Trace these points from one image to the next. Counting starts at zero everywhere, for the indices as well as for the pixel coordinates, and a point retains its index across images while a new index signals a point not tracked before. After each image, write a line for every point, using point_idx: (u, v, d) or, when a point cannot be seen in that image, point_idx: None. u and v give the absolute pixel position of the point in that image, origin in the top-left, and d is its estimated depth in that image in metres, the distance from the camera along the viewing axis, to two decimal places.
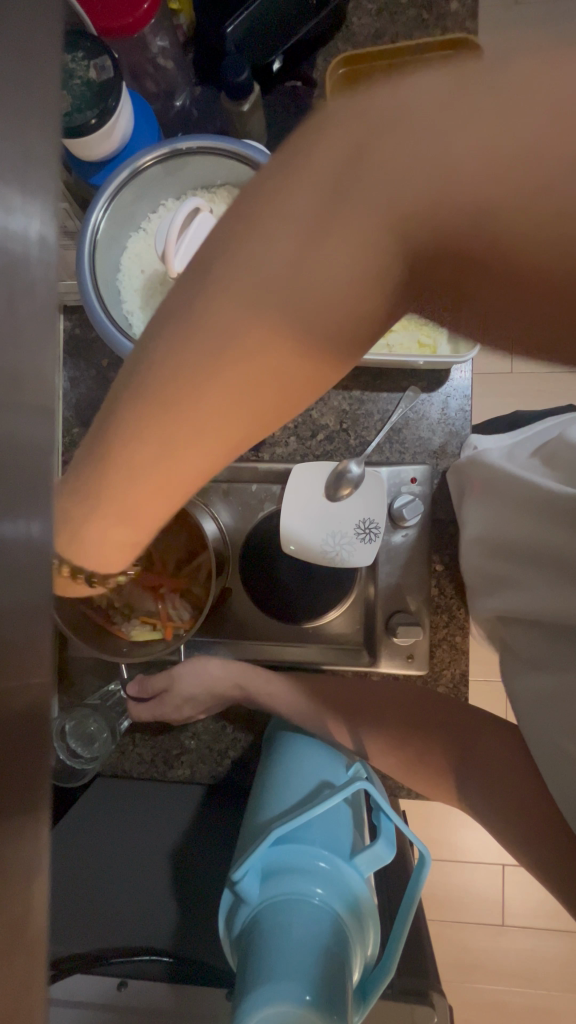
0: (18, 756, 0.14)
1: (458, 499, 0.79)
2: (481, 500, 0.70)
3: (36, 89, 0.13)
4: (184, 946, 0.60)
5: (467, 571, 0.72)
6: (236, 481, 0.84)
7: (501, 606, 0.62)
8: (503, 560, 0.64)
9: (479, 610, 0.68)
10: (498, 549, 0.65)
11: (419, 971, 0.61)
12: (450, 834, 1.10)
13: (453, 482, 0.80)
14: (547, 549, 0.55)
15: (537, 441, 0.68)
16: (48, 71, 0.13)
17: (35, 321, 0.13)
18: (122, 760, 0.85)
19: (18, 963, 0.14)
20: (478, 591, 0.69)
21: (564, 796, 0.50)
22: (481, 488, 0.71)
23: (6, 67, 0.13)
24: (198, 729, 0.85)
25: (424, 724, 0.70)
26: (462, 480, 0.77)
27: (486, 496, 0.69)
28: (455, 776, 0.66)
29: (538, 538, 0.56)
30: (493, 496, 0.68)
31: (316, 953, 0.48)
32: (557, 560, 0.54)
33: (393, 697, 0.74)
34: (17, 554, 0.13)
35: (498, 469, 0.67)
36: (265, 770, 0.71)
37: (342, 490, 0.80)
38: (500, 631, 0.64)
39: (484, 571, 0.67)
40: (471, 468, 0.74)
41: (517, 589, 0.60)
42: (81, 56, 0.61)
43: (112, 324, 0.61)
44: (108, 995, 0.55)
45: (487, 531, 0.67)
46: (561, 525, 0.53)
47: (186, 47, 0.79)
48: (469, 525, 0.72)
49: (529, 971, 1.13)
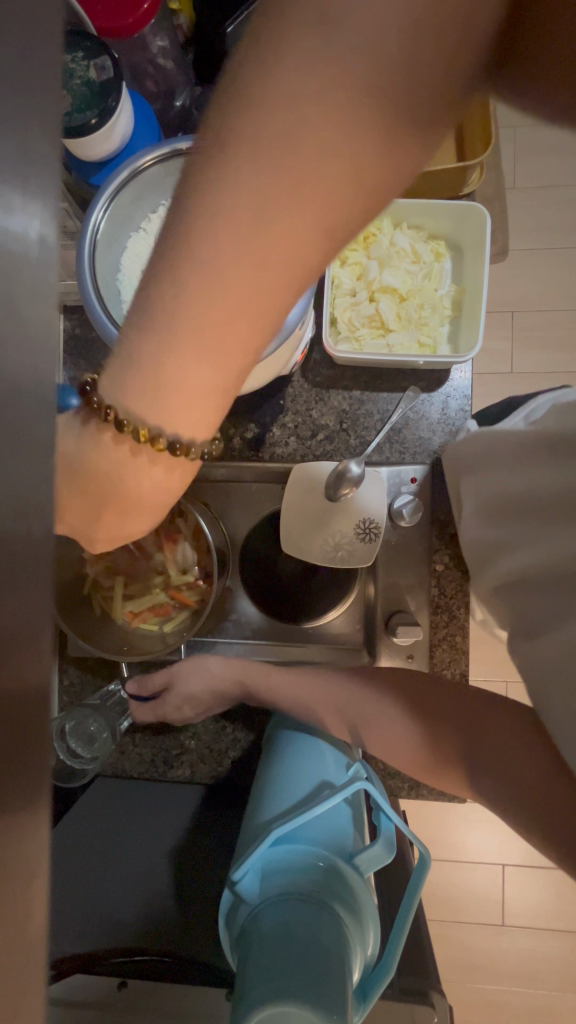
0: (18, 756, 0.14)
1: (453, 484, 0.79)
2: (481, 476, 0.71)
3: (36, 88, 0.13)
4: (184, 948, 0.61)
5: (468, 550, 0.72)
6: (235, 482, 0.84)
7: (500, 574, 0.63)
8: (504, 525, 0.64)
9: (485, 585, 0.68)
10: (500, 517, 0.66)
11: (420, 971, 0.61)
12: (449, 833, 1.10)
13: (447, 466, 0.80)
14: (551, 495, 0.57)
15: (533, 413, 0.69)
16: (48, 67, 0.13)
17: (37, 324, 0.13)
18: (122, 760, 0.85)
19: (17, 964, 0.14)
20: (479, 568, 0.69)
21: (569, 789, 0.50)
22: (480, 466, 0.71)
23: (5, 64, 0.13)
24: (198, 729, 0.84)
25: None
26: (458, 461, 0.77)
27: (484, 471, 0.70)
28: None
29: (543, 498, 0.58)
30: (494, 466, 0.69)
31: (314, 952, 0.48)
32: (555, 503, 0.56)
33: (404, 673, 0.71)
34: (19, 552, 0.13)
35: (500, 438, 0.68)
36: (268, 769, 0.71)
37: (343, 490, 0.78)
38: (503, 605, 0.62)
39: (484, 542, 0.68)
40: (469, 447, 0.74)
41: (514, 550, 0.61)
42: (82, 57, 0.61)
43: (112, 324, 0.61)
44: (108, 994, 0.54)
45: (488, 502, 0.68)
46: (563, 469, 0.56)
47: (186, 48, 0.78)
48: (466, 507, 0.73)
49: (529, 971, 1.12)
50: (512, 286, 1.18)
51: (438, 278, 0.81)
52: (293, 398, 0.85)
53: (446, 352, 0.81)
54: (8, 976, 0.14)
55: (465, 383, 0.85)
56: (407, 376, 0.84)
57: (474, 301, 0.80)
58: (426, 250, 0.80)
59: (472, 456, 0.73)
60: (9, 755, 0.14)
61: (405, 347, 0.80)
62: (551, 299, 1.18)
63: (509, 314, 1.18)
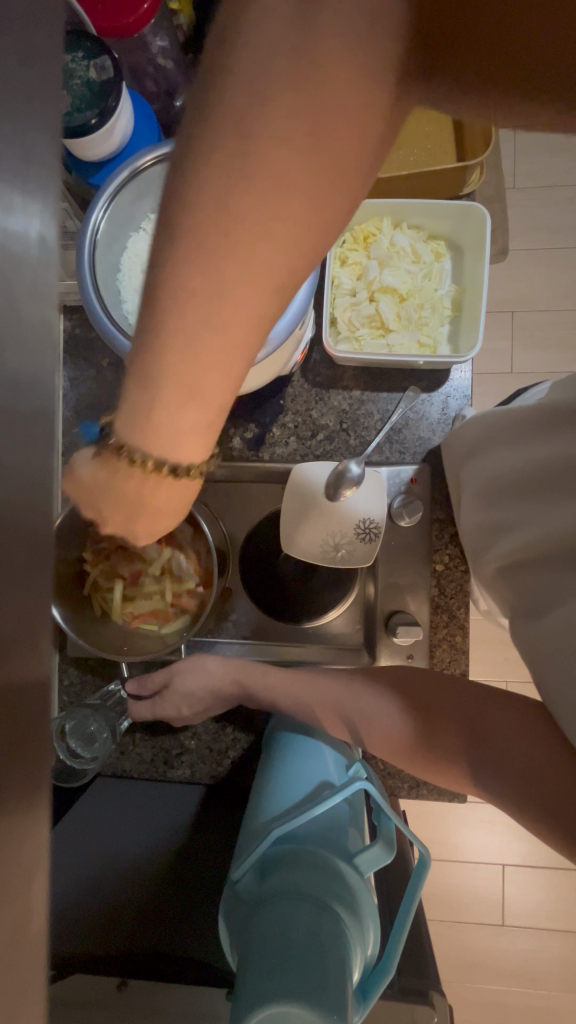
0: (21, 756, 0.14)
1: (451, 478, 0.80)
2: (477, 461, 0.71)
3: (38, 92, 0.13)
4: (184, 945, 0.61)
5: (467, 539, 0.73)
6: (235, 482, 0.85)
7: (498, 556, 0.63)
8: (503, 505, 0.65)
9: (483, 569, 0.68)
10: (499, 499, 0.66)
11: (420, 972, 0.61)
12: (449, 834, 1.10)
13: (447, 460, 0.80)
14: (553, 471, 0.57)
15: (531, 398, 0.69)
16: (49, 70, 0.13)
17: (37, 324, 0.13)
18: (122, 760, 0.84)
19: (20, 963, 0.14)
20: (477, 558, 0.70)
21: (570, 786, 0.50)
22: (478, 450, 0.71)
23: (7, 69, 0.13)
24: (198, 729, 0.84)
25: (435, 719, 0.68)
26: (453, 452, 0.77)
27: (482, 456, 0.70)
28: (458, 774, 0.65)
29: (545, 481, 0.58)
30: (491, 449, 0.69)
31: (313, 951, 0.48)
32: (559, 473, 0.57)
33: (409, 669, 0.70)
34: (18, 553, 0.14)
35: (496, 420, 0.69)
36: (269, 767, 0.72)
37: (343, 490, 0.78)
38: (506, 590, 0.63)
39: (483, 526, 0.68)
40: (466, 434, 0.74)
41: (513, 529, 0.61)
42: (82, 57, 0.62)
43: (112, 323, 0.61)
44: (108, 994, 0.55)
45: (487, 485, 0.68)
46: (565, 447, 0.56)
47: (187, 48, 0.76)
48: (466, 496, 0.73)
49: (529, 971, 1.12)
50: (512, 286, 1.18)
51: (438, 278, 0.81)
52: (293, 398, 0.85)
53: (446, 352, 0.81)
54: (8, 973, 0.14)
55: (465, 383, 0.85)
56: (407, 376, 0.84)
57: (474, 301, 0.80)
58: (426, 250, 0.80)
59: (469, 444, 0.73)
60: (10, 755, 0.14)
61: (405, 347, 0.80)
62: (551, 299, 1.17)
63: (509, 315, 1.18)
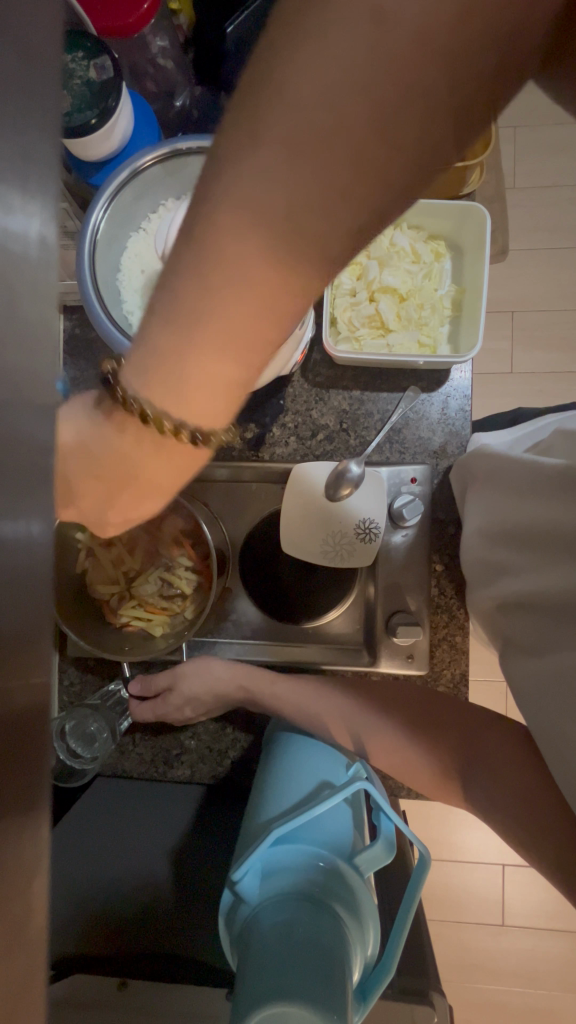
0: (18, 758, 0.14)
1: (461, 496, 0.79)
2: (484, 495, 0.70)
3: (34, 108, 0.13)
4: (184, 948, 0.63)
5: (466, 564, 0.73)
6: (235, 481, 0.84)
7: (500, 592, 0.63)
8: (505, 550, 0.65)
9: (482, 603, 0.68)
10: (501, 544, 0.65)
11: (419, 971, 0.62)
12: (449, 834, 1.10)
13: (455, 482, 0.80)
14: (547, 525, 0.57)
15: (537, 431, 0.72)
16: (48, 82, 0.13)
17: (36, 320, 0.13)
18: (122, 760, 0.82)
19: (19, 963, 0.14)
20: (476, 582, 0.70)
21: (566, 779, 0.50)
22: (481, 484, 0.71)
23: (7, 76, 0.12)
24: (198, 729, 0.82)
25: (427, 725, 0.68)
26: (464, 474, 0.77)
27: (489, 491, 0.69)
28: (461, 777, 0.65)
29: (539, 533, 0.59)
30: (495, 492, 0.68)
31: (313, 955, 0.48)
32: (559, 539, 0.56)
33: (396, 697, 0.72)
34: (19, 567, 0.13)
35: (498, 464, 0.68)
36: (266, 768, 0.71)
37: (342, 490, 0.80)
38: (502, 624, 0.64)
39: (486, 561, 0.68)
40: (473, 458, 0.74)
41: (515, 574, 0.61)
42: (81, 56, 0.61)
43: (112, 324, 0.61)
44: (109, 996, 0.57)
45: (491, 520, 0.67)
46: (560, 508, 0.56)
47: (186, 47, 0.78)
48: (468, 523, 0.73)
49: (531, 971, 1.12)
50: (511, 287, 1.18)
51: (438, 277, 0.81)
52: (293, 398, 0.85)
53: (446, 352, 0.81)
54: (9, 978, 0.14)
55: (465, 383, 0.85)
56: (407, 376, 0.84)
57: (474, 301, 0.80)
58: (426, 250, 0.80)
59: (470, 470, 0.74)
60: (10, 763, 0.14)
61: (405, 347, 0.80)
62: (551, 299, 1.17)
63: (509, 315, 1.18)
